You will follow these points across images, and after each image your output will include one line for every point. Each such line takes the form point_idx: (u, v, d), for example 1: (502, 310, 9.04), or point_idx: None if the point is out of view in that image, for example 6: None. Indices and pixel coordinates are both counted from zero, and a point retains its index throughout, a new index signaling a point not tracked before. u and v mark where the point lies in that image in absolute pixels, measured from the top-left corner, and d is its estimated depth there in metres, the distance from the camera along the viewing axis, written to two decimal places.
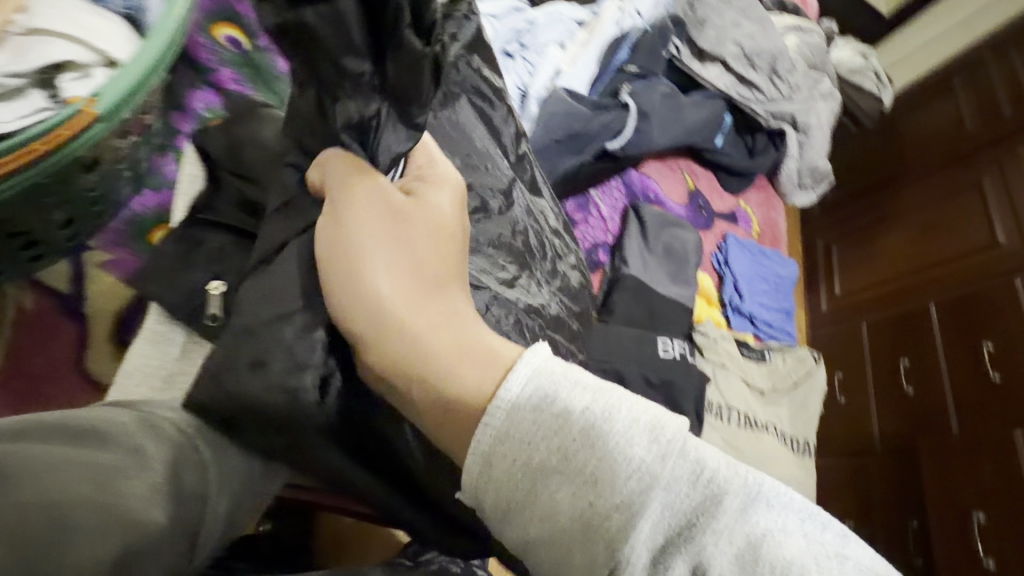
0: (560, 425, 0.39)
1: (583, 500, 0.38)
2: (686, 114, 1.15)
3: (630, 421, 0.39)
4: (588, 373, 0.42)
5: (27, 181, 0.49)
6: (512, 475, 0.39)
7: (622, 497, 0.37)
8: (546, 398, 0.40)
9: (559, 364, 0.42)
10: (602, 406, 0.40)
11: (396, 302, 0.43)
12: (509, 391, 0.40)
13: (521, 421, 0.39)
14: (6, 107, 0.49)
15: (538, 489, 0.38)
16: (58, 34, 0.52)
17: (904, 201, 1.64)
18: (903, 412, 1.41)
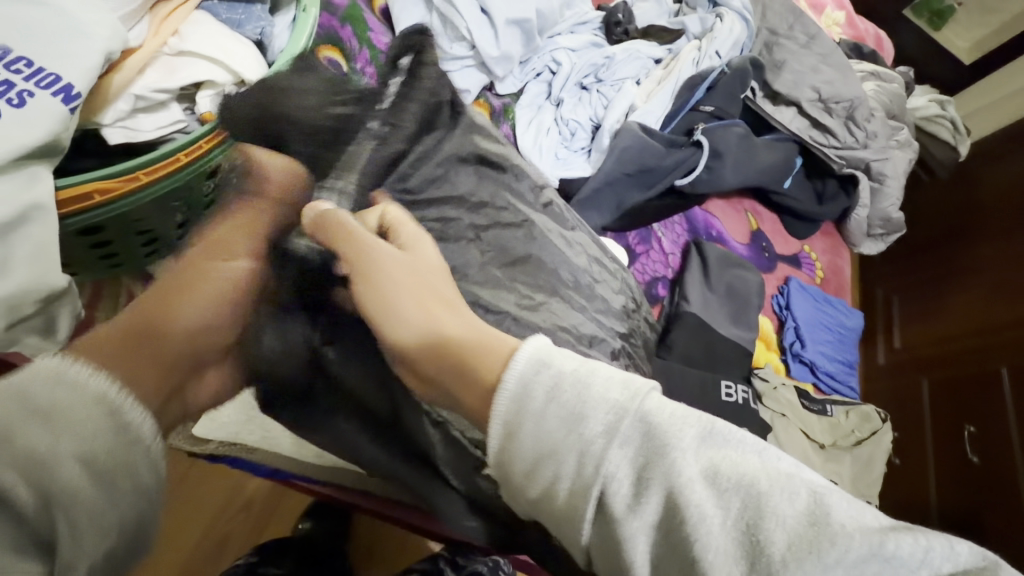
0: (555, 387, 0.41)
1: (575, 447, 0.40)
2: (758, 156, 1.14)
3: (607, 378, 0.41)
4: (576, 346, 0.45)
5: (164, 188, 0.54)
6: (518, 433, 0.41)
7: (602, 435, 0.39)
8: (543, 364, 0.42)
9: (553, 342, 0.44)
10: (589, 368, 0.42)
11: (422, 318, 0.48)
12: (516, 365, 0.42)
13: (522, 384, 0.42)
14: (152, 118, 0.55)
15: (537, 440, 0.40)
16: (204, 57, 0.57)
17: (976, 256, 1.55)
18: (965, 481, 1.32)
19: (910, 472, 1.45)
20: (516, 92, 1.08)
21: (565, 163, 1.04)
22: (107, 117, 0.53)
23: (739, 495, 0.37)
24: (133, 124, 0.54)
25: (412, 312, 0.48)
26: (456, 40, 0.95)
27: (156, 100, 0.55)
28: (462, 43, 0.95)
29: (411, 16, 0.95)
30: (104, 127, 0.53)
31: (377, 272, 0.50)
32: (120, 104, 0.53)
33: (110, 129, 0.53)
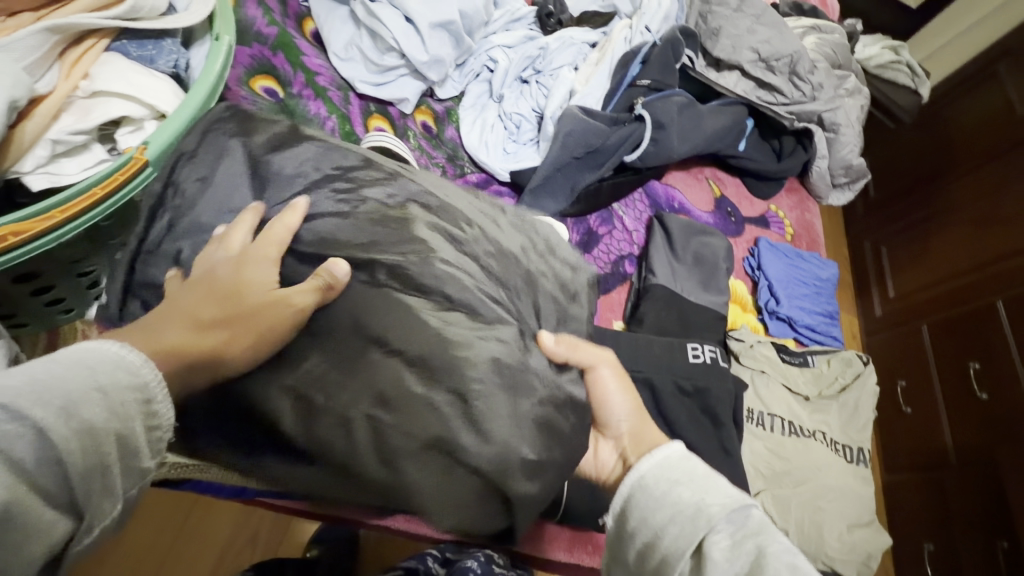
0: (675, 509, 0.46)
1: (655, 541, 0.46)
2: (705, 122, 1.15)
3: (711, 503, 0.46)
4: (709, 478, 0.48)
5: (83, 225, 0.54)
6: (631, 524, 0.48)
7: (676, 542, 0.45)
8: (671, 482, 0.48)
9: (684, 469, 0.49)
10: (700, 494, 0.46)
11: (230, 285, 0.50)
12: (644, 474, 0.50)
13: (650, 494, 0.48)
14: (76, 160, 0.58)
15: (635, 527, 0.48)
16: (117, 95, 0.58)
17: (952, 195, 1.53)
18: (975, 419, 1.29)
19: (925, 420, 1.42)
20: (458, 95, 1.10)
21: (515, 156, 1.06)
22: (26, 165, 0.54)
23: None
24: (55, 168, 0.56)
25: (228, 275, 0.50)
26: (386, 51, 0.97)
27: (75, 142, 0.56)
28: (392, 54, 0.97)
29: (341, 37, 0.97)
30: (25, 175, 0.54)
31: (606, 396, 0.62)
32: (38, 151, 0.54)
33: (32, 176, 0.55)
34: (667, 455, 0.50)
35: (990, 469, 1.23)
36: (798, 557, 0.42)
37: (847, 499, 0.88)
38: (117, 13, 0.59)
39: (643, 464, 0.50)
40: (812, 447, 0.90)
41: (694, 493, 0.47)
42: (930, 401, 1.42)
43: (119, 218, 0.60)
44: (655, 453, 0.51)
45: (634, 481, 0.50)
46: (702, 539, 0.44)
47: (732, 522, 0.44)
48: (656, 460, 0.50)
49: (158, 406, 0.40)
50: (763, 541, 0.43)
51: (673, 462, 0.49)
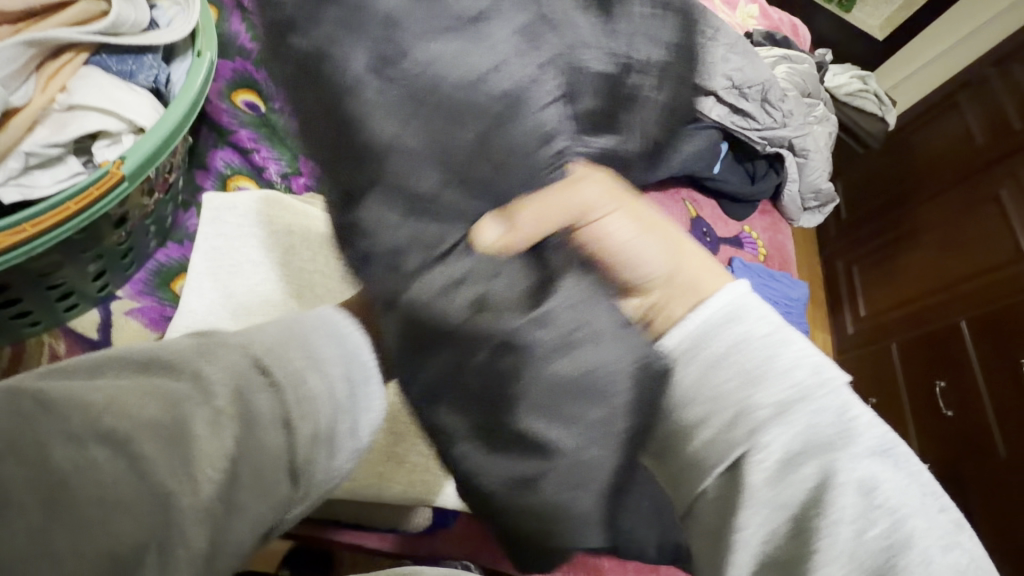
0: (758, 368, 0.40)
1: (735, 407, 0.40)
2: (681, 145, 1.19)
3: (798, 360, 0.40)
4: (775, 318, 0.43)
5: (55, 239, 0.54)
6: (703, 388, 0.41)
7: (765, 407, 0.39)
8: (741, 329, 0.42)
9: (754, 305, 0.43)
10: (780, 339, 0.42)
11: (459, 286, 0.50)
12: (706, 315, 0.42)
13: (723, 343, 0.41)
14: (49, 173, 0.57)
15: (708, 388, 0.41)
16: (94, 108, 0.59)
17: (918, 219, 1.60)
18: (942, 435, 1.34)
19: (894, 434, 1.46)
20: None
21: None
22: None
23: (867, 491, 0.37)
24: (28, 181, 0.56)
25: None
26: None
27: (48, 155, 0.56)
28: None
29: None
30: None
31: (633, 256, 0.42)
32: (11, 163, 0.54)
33: (3, 188, 0.54)
34: (748, 307, 0.43)
35: (957, 486, 1.27)
36: (884, 458, 0.39)
37: None
38: (98, 28, 0.59)
39: (709, 307, 0.42)
40: None
41: (767, 363, 0.40)
42: (900, 418, 1.45)
43: (92, 232, 0.60)
44: (724, 300, 0.43)
45: (699, 332, 0.42)
46: (766, 423, 0.39)
47: (808, 412, 0.39)
48: (732, 312, 0.42)
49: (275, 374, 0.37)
50: (847, 443, 0.38)
51: (746, 329, 0.42)
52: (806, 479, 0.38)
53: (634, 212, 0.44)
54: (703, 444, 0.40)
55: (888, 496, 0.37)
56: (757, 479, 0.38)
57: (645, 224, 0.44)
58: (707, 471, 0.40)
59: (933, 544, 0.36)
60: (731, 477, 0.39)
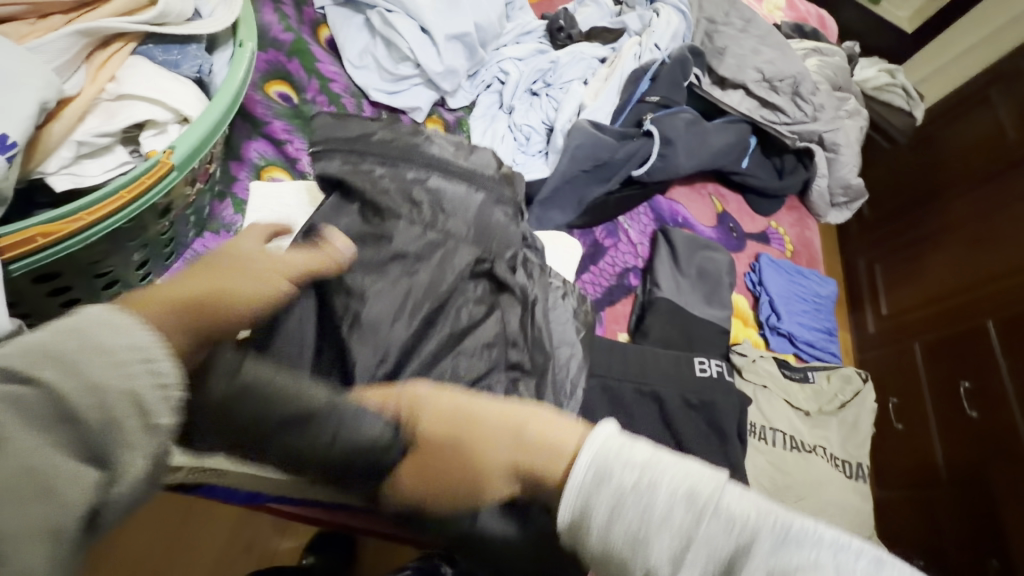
0: (642, 523, 0.37)
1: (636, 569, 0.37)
2: (710, 139, 1.17)
3: (674, 496, 0.38)
4: (641, 445, 0.40)
5: (107, 228, 0.54)
6: (600, 554, 0.39)
7: (661, 563, 0.37)
8: (610, 485, 0.38)
9: (615, 443, 0.40)
10: (650, 480, 0.38)
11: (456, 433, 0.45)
12: (575, 479, 0.39)
13: (597, 510, 0.38)
14: (98, 162, 0.58)
15: (606, 556, 0.38)
16: (143, 98, 0.59)
17: (944, 217, 1.56)
18: (966, 436, 1.30)
19: (914, 435, 1.43)
20: (468, 105, 1.11)
21: (523, 168, 1.07)
22: (50, 166, 0.54)
23: None
24: (78, 170, 0.56)
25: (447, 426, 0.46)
26: (400, 61, 0.98)
27: (99, 144, 0.57)
28: (407, 63, 0.98)
29: (356, 44, 0.98)
30: (49, 175, 0.55)
31: (471, 451, 0.43)
32: (63, 152, 0.55)
33: (56, 177, 0.55)
34: (612, 455, 0.39)
35: (981, 487, 1.24)
36: (785, 551, 0.36)
37: (846, 513, 0.90)
38: (145, 18, 0.60)
39: (576, 471, 0.39)
40: (811, 461, 0.92)
41: (646, 516, 0.37)
42: (922, 418, 1.42)
43: (140, 221, 0.60)
44: (586, 459, 0.40)
45: (576, 500, 0.39)
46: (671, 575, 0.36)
47: (701, 549, 0.37)
48: (597, 472, 0.39)
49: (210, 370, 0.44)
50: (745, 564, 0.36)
51: (617, 485, 0.38)
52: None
53: (452, 410, 0.45)
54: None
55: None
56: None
57: (466, 423, 0.44)
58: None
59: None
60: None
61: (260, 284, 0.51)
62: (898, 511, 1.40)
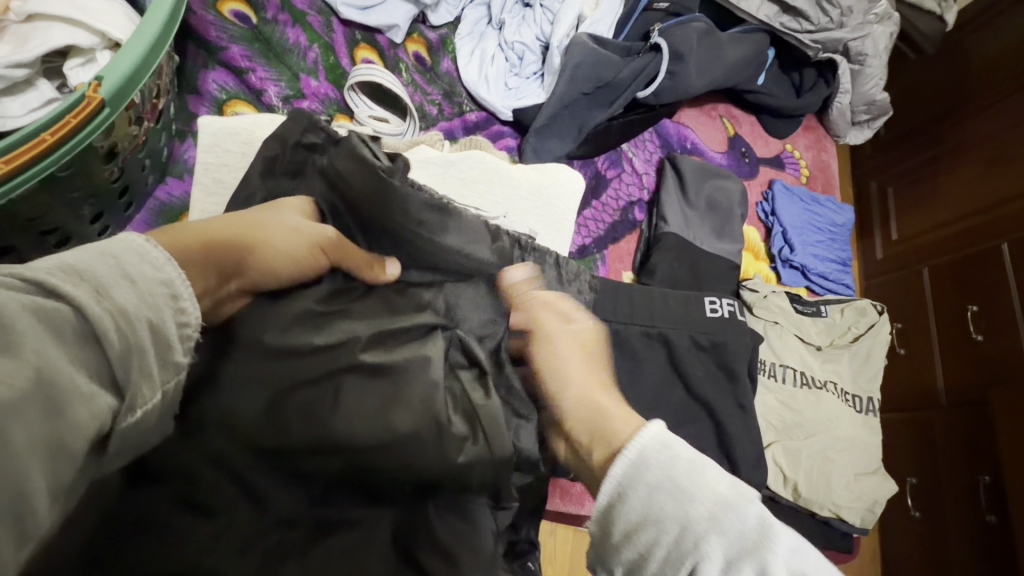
0: (684, 524, 0.39)
1: (668, 562, 0.39)
2: (725, 53, 1.05)
3: (739, 522, 0.39)
4: (714, 470, 0.42)
5: (34, 177, 0.47)
6: (632, 532, 0.41)
7: (693, 567, 0.38)
8: (668, 476, 0.41)
9: (684, 454, 0.43)
10: (719, 503, 0.40)
11: (555, 343, 0.61)
12: (636, 446, 0.43)
13: (649, 483, 0.41)
14: (20, 101, 0.51)
15: (631, 537, 0.41)
16: (58, 18, 0.51)
17: (968, 129, 1.41)
18: (969, 361, 1.25)
19: (916, 362, 1.38)
20: (453, 21, 0.98)
21: (517, 93, 0.96)
22: None
23: None
24: None
25: (560, 349, 0.61)
26: None
27: (16, 77, 0.50)
28: None
29: None
30: None
31: (564, 370, 0.58)
32: None
33: None
34: (666, 456, 0.42)
35: (981, 411, 1.21)
36: (801, 560, 0.38)
37: (852, 447, 0.89)
38: None
39: (619, 467, 0.43)
40: (822, 397, 0.90)
41: (686, 512, 0.40)
42: (926, 343, 1.36)
43: (79, 167, 0.53)
44: (642, 443, 0.43)
45: (627, 472, 0.42)
46: (701, 551, 0.38)
47: (730, 529, 0.39)
48: (657, 454, 0.42)
49: (186, 302, 0.38)
50: (768, 550, 0.38)
51: (660, 460, 0.42)
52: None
53: (564, 347, 0.61)
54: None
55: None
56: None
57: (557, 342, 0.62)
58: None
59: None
60: None
61: (290, 254, 0.53)
62: (894, 434, 1.39)
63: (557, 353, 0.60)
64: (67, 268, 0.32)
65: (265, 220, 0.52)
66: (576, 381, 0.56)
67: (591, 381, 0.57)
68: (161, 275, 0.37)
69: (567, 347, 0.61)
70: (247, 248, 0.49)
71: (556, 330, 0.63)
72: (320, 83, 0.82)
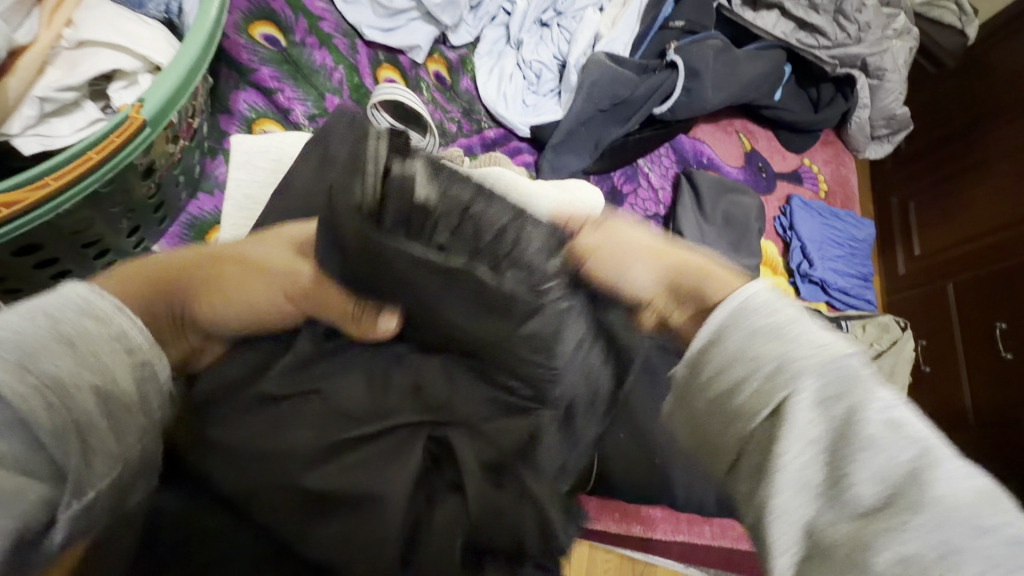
0: (782, 358, 0.33)
1: (756, 397, 0.33)
2: (741, 69, 1.06)
3: (845, 365, 0.33)
4: (818, 320, 0.36)
5: (80, 192, 0.50)
6: (718, 371, 0.35)
7: (789, 400, 0.32)
8: (766, 313, 0.35)
9: (789, 300, 0.36)
10: (827, 347, 0.33)
11: (615, 238, 0.45)
12: (744, 293, 0.36)
13: (747, 320, 0.35)
14: (67, 120, 0.54)
15: (717, 376, 0.35)
16: (105, 45, 0.55)
17: (993, 141, 1.38)
18: (998, 379, 1.22)
19: (941, 378, 1.35)
20: (473, 41, 1.01)
21: (535, 110, 0.98)
22: (14, 126, 0.51)
23: (929, 563, 0.29)
24: (47, 130, 0.53)
25: (630, 240, 0.44)
26: None
27: (64, 100, 0.53)
28: None
29: None
30: (15, 137, 0.51)
31: (639, 258, 0.44)
32: (26, 110, 0.51)
33: (23, 139, 0.52)
34: (768, 300, 0.36)
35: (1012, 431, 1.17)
36: (902, 410, 0.33)
37: None
38: None
39: (720, 312, 0.36)
40: None
41: (787, 350, 0.33)
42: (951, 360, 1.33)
43: (120, 184, 0.56)
44: (745, 292, 0.36)
45: (729, 314, 0.36)
46: (797, 388, 0.32)
47: (831, 371, 0.33)
48: (759, 299, 0.36)
49: (143, 355, 0.37)
50: (866, 392, 0.32)
51: (766, 304, 0.35)
52: (836, 424, 0.32)
53: (632, 237, 0.45)
54: (727, 422, 0.35)
55: (914, 436, 0.31)
56: (790, 448, 0.32)
57: (619, 237, 0.45)
58: (739, 445, 0.35)
59: (959, 469, 0.31)
60: (766, 439, 0.33)
61: (257, 299, 0.45)
62: None
63: (623, 244, 0.44)
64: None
65: (240, 249, 0.46)
66: (658, 265, 0.42)
67: (668, 258, 0.42)
68: (110, 330, 0.35)
69: (634, 233, 0.45)
70: (202, 290, 0.43)
71: (614, 227, 0.46)
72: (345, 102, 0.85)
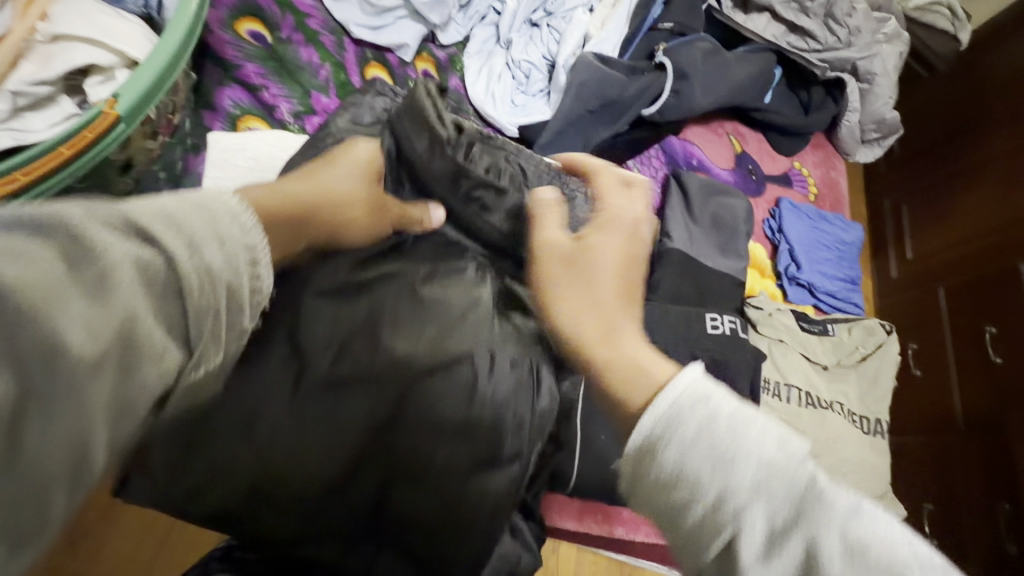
0: (719, 477, 0.30)
1: (705, 524, 0.29)
2: (731, 71, 1.06)
3: (787, 488, 0.29)
4: (758, 417, 0.32)
5: (52, 188, 0.50)
6: (657, 488, 0.31)
7: (735, 531, 0.29)
8: (701, 424, 0.31)
9: (718, 390, 0.33)
10: (762, 465, 0.30)
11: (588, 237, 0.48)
12: (669, 390, 0.33)
13: (681, 429, 0.31)
14: (41, 115, 0.53)
15: (658, 493, 0.31)
16: (80, 39, 0.54)
17: (984, 145, 1.39)
18: (988, 384, 1.21)
19: (932, 382, 1.34)
20: (462, 40, 1.01)
21: (523, 110, 0.98)
22: None
23: None
24: (19, 124, 0.52)
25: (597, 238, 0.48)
26: None
27: (39, 94, 0.53)
28: None
29: None
30: None
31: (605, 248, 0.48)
32: None
33: None
34: (700, 398, 0.32)
35: (999, 436, 1.15)
36: (867, 525, 0.28)
37: (860, 470, 0.87)
38: None
39: (651, 417, 0.32)
40: (828, 418, 0.88)
41: (723, 467, 0.30)
42: (941, 364, 1.33)
43: (94, 178, 0.55)
44: (675, 385, 0.33)
45: (664, 413, 0.32)
46: (744, 517, 0.29)
47: (776, 493, 0.29)
48: (693, 393, 0.32)
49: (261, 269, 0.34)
50: (825, 521, 0.28)
51: (694, 409, 0.31)
52: (794, 564, 0.28)
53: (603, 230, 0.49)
54: (677, 540, 0.31)
55: (884, 563, 0.27)
56: None
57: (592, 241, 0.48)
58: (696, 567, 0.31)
59: None
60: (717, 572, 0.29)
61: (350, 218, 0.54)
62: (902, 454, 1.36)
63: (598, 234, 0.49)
64: (168, 214, 0.28)
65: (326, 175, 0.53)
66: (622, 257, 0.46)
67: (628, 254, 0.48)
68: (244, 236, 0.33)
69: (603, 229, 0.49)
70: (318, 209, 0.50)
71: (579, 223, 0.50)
72: (330, 100, 0.85)
